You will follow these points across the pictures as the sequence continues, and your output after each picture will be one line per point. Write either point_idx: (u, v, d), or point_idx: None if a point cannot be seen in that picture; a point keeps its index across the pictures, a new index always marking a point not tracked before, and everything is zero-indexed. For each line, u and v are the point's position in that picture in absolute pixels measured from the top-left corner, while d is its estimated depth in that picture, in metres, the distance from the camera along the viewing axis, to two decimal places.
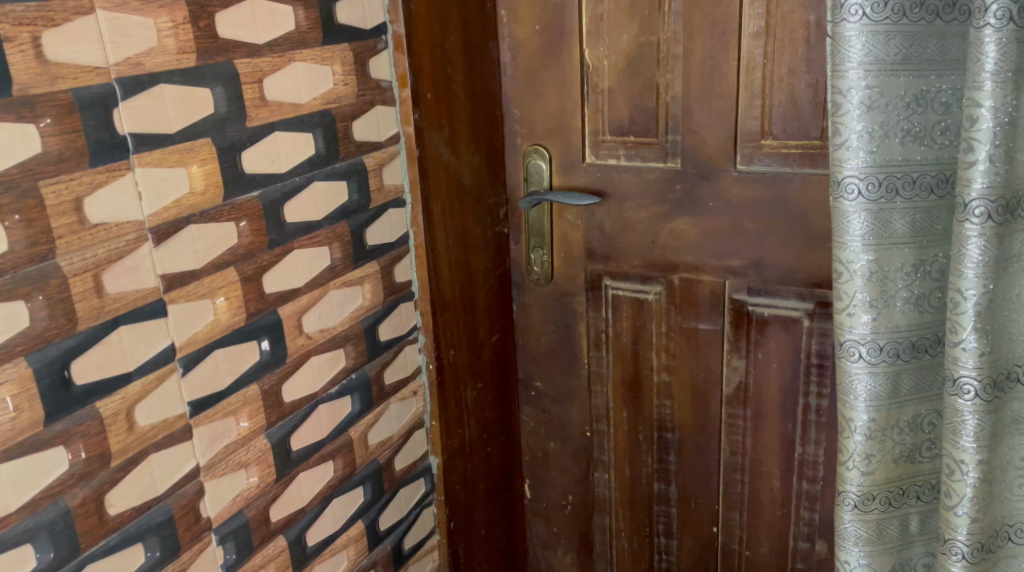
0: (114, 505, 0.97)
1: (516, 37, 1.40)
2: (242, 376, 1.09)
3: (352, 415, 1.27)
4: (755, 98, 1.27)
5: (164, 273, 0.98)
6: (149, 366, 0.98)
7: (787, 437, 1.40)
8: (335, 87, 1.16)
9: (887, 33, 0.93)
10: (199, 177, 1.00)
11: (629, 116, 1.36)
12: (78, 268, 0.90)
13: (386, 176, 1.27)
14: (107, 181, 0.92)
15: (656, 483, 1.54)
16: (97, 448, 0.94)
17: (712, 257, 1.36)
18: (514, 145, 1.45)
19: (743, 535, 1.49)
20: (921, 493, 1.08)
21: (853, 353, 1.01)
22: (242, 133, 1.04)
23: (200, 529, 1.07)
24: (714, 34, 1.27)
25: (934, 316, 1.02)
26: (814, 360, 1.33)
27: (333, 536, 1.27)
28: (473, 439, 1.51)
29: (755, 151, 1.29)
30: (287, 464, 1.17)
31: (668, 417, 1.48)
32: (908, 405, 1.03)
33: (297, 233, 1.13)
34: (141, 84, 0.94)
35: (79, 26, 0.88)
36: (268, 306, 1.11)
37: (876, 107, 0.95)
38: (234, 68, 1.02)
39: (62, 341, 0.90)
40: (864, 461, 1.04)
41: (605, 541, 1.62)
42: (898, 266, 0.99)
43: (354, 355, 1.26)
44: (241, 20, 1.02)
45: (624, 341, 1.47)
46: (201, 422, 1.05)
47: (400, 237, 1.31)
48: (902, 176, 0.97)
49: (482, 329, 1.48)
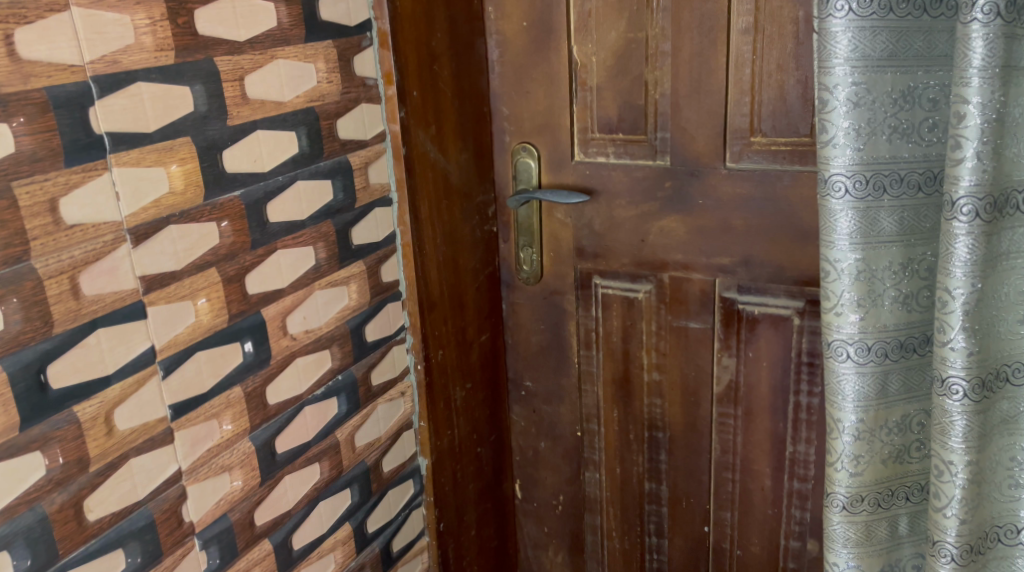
0: (94, 511, 0.96)
1: (503, 34, 1.38)
2: (225, 378, 1.08)
3: (339, 417, 1.26)
4: (745, 95, 1.26)
5: (143, 275, 0.97)
6: (129, 369, 0.97)
7: (777, 435, 1.39)
8: (319, 84, 1.15)
9: (874, 28, 0.92)
10: (178, 176, 0.99)
11: (618, 114, 1.35)
12: (53, 270, 0.89)
13: (372, 175, 1.25)
14: (84, 181, 0.90)
15: (647, 482, 1.53)
16: (75, 452, 0.93)
17: (702, 255, 1.35)
18: (502, 143, 1.44)
19: (734, 534, 1.48)
20: (910, 494, 1.07)
21: (840, 353, 1.00)
22: (223, 132, 1.03)
23: (182, 533, 1.06)
24: (702, 30, 1.25)
25: (922, 315, 1.01)
26: (805, 359, 1.32)
27: (319, 539, 1.25)
28: (462, 438, 1.49)
29: (744, 148, 1.28)
30: (272, 467, 1.16)
31: (659, 416, 1.47)
32: (897, 405, 1.02)
33: (281, 233, 1.12)
34: (118, 82, 0.92)
35: (53, 22, 0.86)
36: (251, 307, 1.09)
37: (862, 104, 0.94)
38: (214, 66, 1.01)
39: (38, 345, 0.89)
40: (852, 462, 1.02)
41: (596, 541, 1.61)
42: (886, 265, 0.98)
43: (340, 356, 1.24)
44: (221, 17, 1.01)
45: (614, 339, 1.46)
46: (182, 425, 1.04)
47: (387, 236, 1.30)
48: (889, 173, 0.96)
49: (471, 328, 1.46)
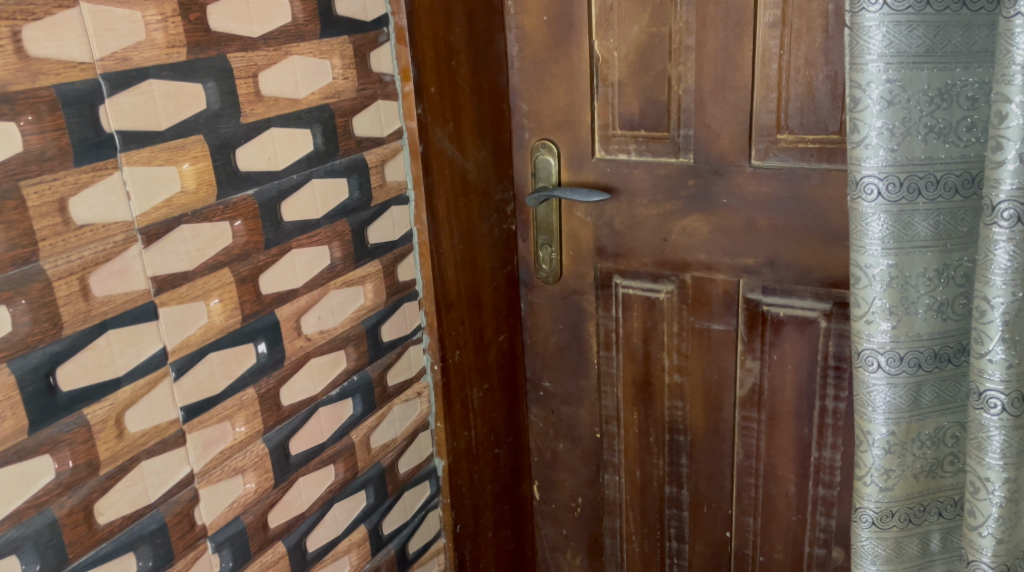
0: (104, 514, 0.94)
1: (523, 28, 1.36)
2: (237, 380, 1.06)
3: (354, 418, 1.24)
4: (771, 91, 1.22)
5: (155, 275, 0.95)
6: (140, 371, 0.95)
7: (802, 440, 1.35)
8: (334, 81, 1.13)
9: (910, 23, 0.88)
10: (190, 175, 0.97)
11: (640, 110, 1.31)
12: (63, 271, 0.87)
13: (388, 173, 1.23)
14: (94, 180, 0.89)
15: (667, 486, 1.50)
16: (85, 456, 0.91)
17: (725, 255, 1.32)
18: (521, 140, 1.41)
19: (757, 540, 1.45)
20: (943, 509, 1.03)
21: (871, 363, 0.96)
22: (236, 130, 1.01)
23: (195, 537, 1.04)
24: (728, 24, 1.22)
25: (957, 323, 0.97)
26: (832, 363, 1.29)
27: (334, 541, 1.24)
28: (480, 440, 1.47)
29: (770, 146, 1.24)
30: (285, 469, 1.14)
31: (680, 419, 1.44)
32: (929, 417, 0.99)
33: (296, 232, 1.10)
34: (129, 80, 0.90)
35: (62, 19, 0.84)
36: (265, 307, 1.07)
37: (897, 102, 0.90)
38: (227, 63, 0.99)
39: (46, 347, 0.87)
40: (882, 477, 0.99)
41: (615, 544, 1.58)
42: (920, 272, 0.95)
43: (355, 357, 1.22)
44: (234, 13, 0.99)
45: (634, 340, 1.43)
46: (194, 427, 1.02)
47: (403, 236, 1.28)
48: (924, 175, 0.92)
49: (489, 328, 1.44)
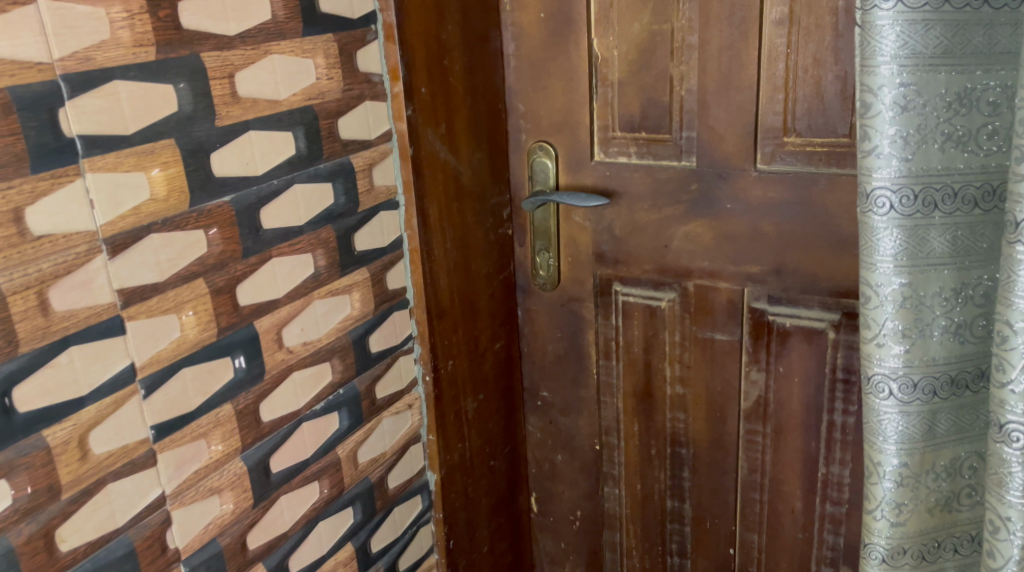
0: (67, 540, 0.89)
1: (519, 25, 1.30)
2: (213, 396, 1.00)
3: (340, 433, 1.18)
4: (778, 91, 1.16)
5: (122, 287, 0.90)
6: (105, 390, 0.90)
7: (809, 455, 1.30)
8: (318, 81, 1.07)
9: (927, 22, 0.83)
10: (160, 182, 0.92)
11: (641, 111, 1.26)
12: (18, 285, 0.82)
13: (376, 177, 1.18)
14: (53, 188, 0.83)
15: (668, 500, 1.44)
16: (45, 480, 0.86)
17: (728, 263, 1.26)
18: (518, 141, 1.36)
19: (762, 558, 1.39)
20: (959, 545, 0.97)
21: (882, 389, 0.91)
22: (210, 133, 0.96)
23: (166, 561, 0.99)
24: (733, 21, 1.16)
25: (975, 346, 0.91)
26: (840, 376, 1.23)
27: (319, 561, 1.18)
28: (474, 452, 1.42)
29: (777, 149, 1.18)
30: (265, 487, 1.08)
31: (682, 432, 1.38)
32: (945, 447, 0.93)
33: (276, 240, 1.05)
34: (91, 81, 0.85)
35: (17, 16, 0.79)
36: (242, 319, 1.02)
37: (912, 108, 0.84)
38: (201, 62, 0.93)
39: (2, 366, 0.82)
40: (894, 511, 0.93)
41: (615, 560, 1.53)
42: (936, 291, 0.89)
43: (341, 369, 1.17)
44: (208, 10, 0.94)
45: (635, 350, 1.37)
46: (165, 446, 0.96)
47: (393, 242, 1.22)
48: (940, 187, 0.87)
49: (484, 337, 1.38)
